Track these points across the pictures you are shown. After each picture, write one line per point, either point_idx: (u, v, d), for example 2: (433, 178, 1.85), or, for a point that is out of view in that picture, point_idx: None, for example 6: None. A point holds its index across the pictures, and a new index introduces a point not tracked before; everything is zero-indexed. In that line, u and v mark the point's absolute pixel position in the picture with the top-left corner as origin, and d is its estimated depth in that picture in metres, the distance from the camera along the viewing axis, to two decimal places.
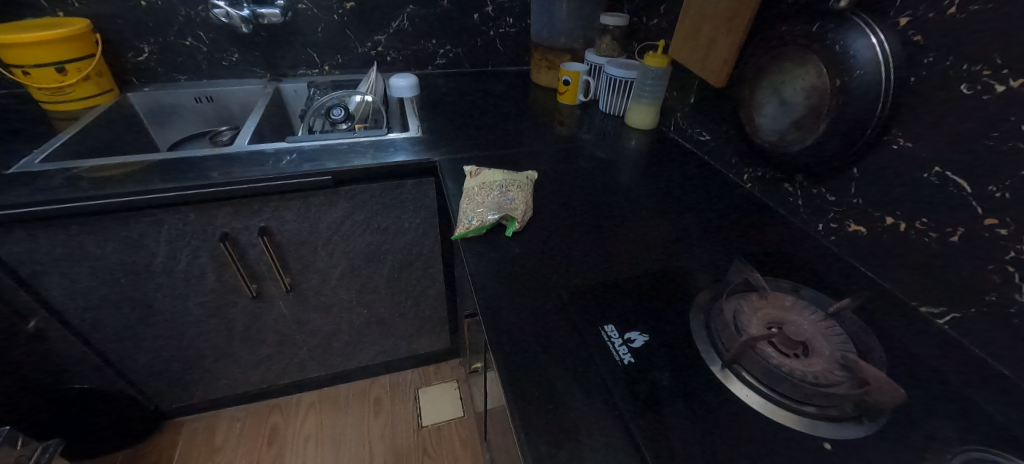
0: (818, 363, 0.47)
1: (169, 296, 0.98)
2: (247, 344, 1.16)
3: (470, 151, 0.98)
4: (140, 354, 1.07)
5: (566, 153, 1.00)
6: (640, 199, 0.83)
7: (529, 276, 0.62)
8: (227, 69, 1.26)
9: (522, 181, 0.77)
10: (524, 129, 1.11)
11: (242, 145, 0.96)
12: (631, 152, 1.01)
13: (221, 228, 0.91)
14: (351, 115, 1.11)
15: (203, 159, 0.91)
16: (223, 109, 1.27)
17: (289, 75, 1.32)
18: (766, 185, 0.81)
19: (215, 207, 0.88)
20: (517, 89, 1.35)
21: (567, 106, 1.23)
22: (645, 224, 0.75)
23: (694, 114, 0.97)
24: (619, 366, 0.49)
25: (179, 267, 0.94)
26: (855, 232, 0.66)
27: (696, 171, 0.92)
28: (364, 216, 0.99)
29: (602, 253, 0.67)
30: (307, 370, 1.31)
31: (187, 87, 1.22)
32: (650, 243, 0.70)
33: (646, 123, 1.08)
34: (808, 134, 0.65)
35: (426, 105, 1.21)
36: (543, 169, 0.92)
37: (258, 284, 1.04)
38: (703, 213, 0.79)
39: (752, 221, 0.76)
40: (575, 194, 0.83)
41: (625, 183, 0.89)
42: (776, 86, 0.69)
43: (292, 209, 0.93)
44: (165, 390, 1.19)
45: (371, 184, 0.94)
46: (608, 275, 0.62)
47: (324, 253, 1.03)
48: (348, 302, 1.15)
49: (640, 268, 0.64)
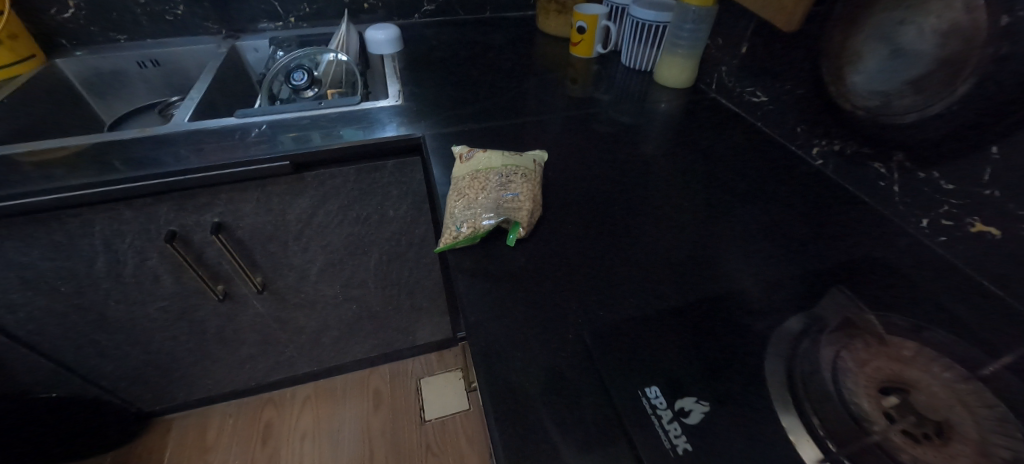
0: (970, 457, 0.32)
1: (122, 302, 0.85)
2: (225, 345, 1.04)
3: (463, 122, 0.80)
4: (107, 361, 0.96)
5: (582, 121, 0.81)
6: (678, 183, 0.65)
7: (539, 306, 0.46)
8: (172, 25, 1.05)
9: (528, 167, 0.59)
10: (529, 91, 0.91)
11: (181, 123, 0.78)
12: (664, 119, 0.81)
13: (166, 226, 0.75)
14: (319, 79, 0.91)
15: (132, 143, 0.73)
16: (173, 74, 1.08)
17: (249, 30, 1.11)
18: (845, 164, 0.62)
19: (153, 202, 0.72)
20: (520, 40, 1.13)
21: (580, 61, 1.02)
22: (689, 222, 0.58)
23: (745, 68, 0.76)
24: (670, 457, 0.34)
25: (127, 271, 0.80)
26: (980, 235, 0.49)
27: (747, 144, 0.73)
28: (338, 205, 0.83)
29: (634, 268, 0.50)
30: (297, 366, 1.20)
31: (128, 49, 1.03)
32: (699, 252, 0.53)
33: (682, 82, 0.87)
34: (940, 98, 0.46)
35: (410, 64, 1.01)
36: (553, 144, 0.74)
37: (225, 285, 0.90)
38: (762, 204, 0.61)
39: (826, 216, 0.59)
40: (595, 179, 0.65)
41: (658, 161, 0.70)
42: (890, 28, 0.49)
43: (250, 201, 0.77)
44: (144, 393, 1.10)
45: (343, 167, 0.77)
46: (646, 304, 0.46)
47: (297, 248, 0.88)
48: (333, 297, 1.02)
49: (686, 290, 0.48)
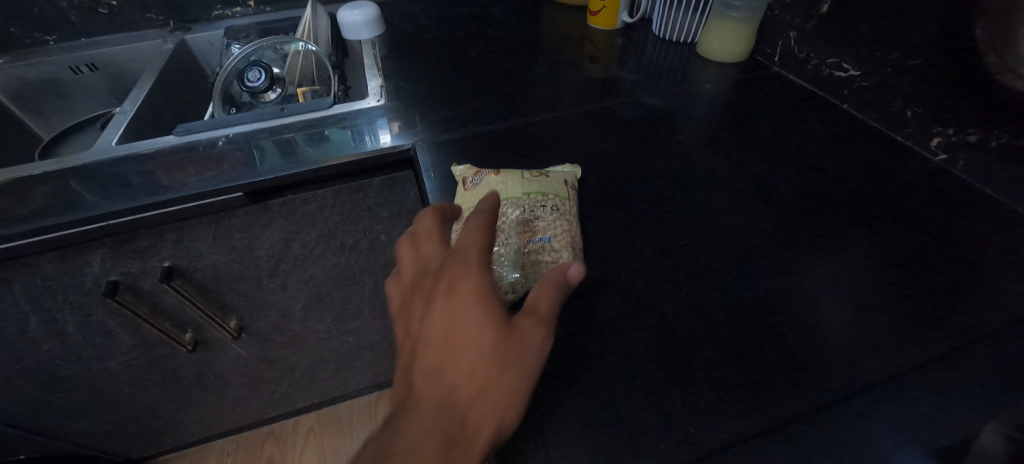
0: None
1: (73, 362, 0.71)
2: (209, 390, 0.92)
3: (464, 125, 0.63)
4: (75, 420, 0.83)
5: (615, 111, 0.64)
6: (755, 197, 0.49)
7: (598, 418, 0.31)
8: (108, 19, 0.87)
9: (559, 194, 0.45)
10: (543, 75, 0.74)
11: (107, 148, 0.62)
12: (719, 104, 0.64)
13: (105, 277, 0.61)
14: (281, 76, 0.74)
15: (46, 178, 0.58)
16: (116, 79, 0.90)
17: (201, 20, 0.93)
18: (987, 162, 0.46)
19: (81, 252, 0.57)
20: (525, 12, 0.94)
21: (602, 35, 0.84)
22: (784, 259, 0.42)
23: (827, 34, 0.59)
24: None
25: (70, 330, 0.66)
26: None
27: (835, 135, 0.57)
28: (317, 234, 0.68)
29: (724, 342, 0.35)
30: (295, 400, 1.08)
31: (58, 53, 0.85)
32: (812, 312, 0.38)
33: (735, 55, 0.70)
34: None
35: (394, 50, 0.83)
36: (583, 147, 0.58)
37: (195, 332, 0.77)
38: (875, 224, 0.45)
39: (971, 238, 0.43)
40: (644, 197, 0.50)
41: (723, 164, 0.54)
42: None
43: (205, 239, 0.62)
44: (128, 444, 0.98)
45: (317, 191, 0.61)
46: (754, 409, 0.31)
47: (274, 285, 0.74)
48: (325, 331, 0.88)
49: (810, 382, 0.33)
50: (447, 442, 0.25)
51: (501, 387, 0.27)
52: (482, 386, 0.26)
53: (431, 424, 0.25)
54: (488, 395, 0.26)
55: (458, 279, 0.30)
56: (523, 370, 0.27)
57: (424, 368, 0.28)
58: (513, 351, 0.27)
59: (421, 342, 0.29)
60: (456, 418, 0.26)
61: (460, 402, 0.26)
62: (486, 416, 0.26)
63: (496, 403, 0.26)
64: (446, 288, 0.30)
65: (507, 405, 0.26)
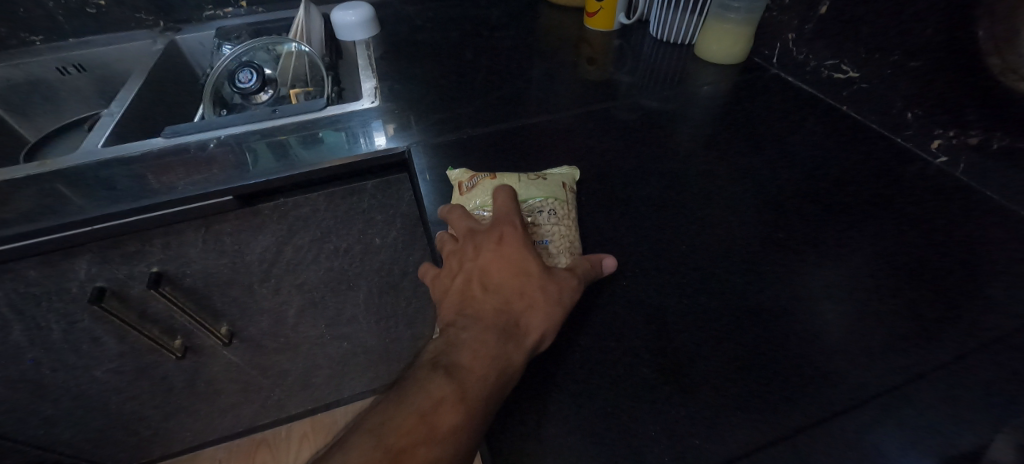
0: None
1: (58, 370, 0.69)
2: (200, 396, 0.90)
3: (460, 127, 0.62)
4: (61, 429, 0.81)
5: (613, 114, 0.64)
6: (756, 200, 0.49)
7: (600, 430, 0.30)
8: (95, 19, 0.85)
9: (558, 197, 0.44)
10: (540, 77, 0.73)
11: (92, 151, 0.60)
12: (717, 106, 0.63)
13: (90, 283, 0.59)
14: (273, 78, 0.72)
15: (29, 182, 0.56)
16: (103, 80, 0.88)
17: (192, 20, 0.91)
18: (988, 165, 0.46)
19: (64, 258, 0.55)
20: (522, 14, 0.94)
21: (599, 36, 0.83)
22: (786, 263, 0.42)
23: (826, 37, 0.59)
24: None
25: (54, 338, 0.64)
26: None
27: (836, 137, 0.56)
28: (310, 239, 0.66)
29: (728, 350, 0.35)
30: (288, 407, 1.06)
31: (44, 53, 0.83)
32: (816, 319, 0.37)
33: (733, 56, 0.69)
34: None
35: (389, 51, 0.82)
36: (582, 150, 0.57)
37: (185, 339, 0.75)
38: (879, 228, 0.45)
39: (975, 241, 0.43)
40: (645, 200, 0.49)
41: (724, 167, 0.53)
42: None
43: (194, 244, 0.60)
44: (116, 453, 0.96)
45: (310, 194, 0.60)
46: (762, 419, 0.30)
47: (266, 290, 0.72)
48: (318, 336, 0.87)
49: (818, 390, 0.32)
50: (505, 333, 0.33)
51: (545, 308, 0.34)
52: (530, 303, 0.35)
53: (493, 322, 0.34)
54: (534, 310, 0.34)
55: (507, 232, 0.38)
56: (562, 294, 0.35)
57: (483, 288, 0.36)
58: (555, 284, 0.35)
59: (479, 274, 0.37)
60: (509, 324, 0.34)
61: (514, 310, 0.34)
62: (533, 325, 0.34)
63: (542, 318, 0.34)
64: (497, 238, 0.38)
65: (550, 316, 0.34)
